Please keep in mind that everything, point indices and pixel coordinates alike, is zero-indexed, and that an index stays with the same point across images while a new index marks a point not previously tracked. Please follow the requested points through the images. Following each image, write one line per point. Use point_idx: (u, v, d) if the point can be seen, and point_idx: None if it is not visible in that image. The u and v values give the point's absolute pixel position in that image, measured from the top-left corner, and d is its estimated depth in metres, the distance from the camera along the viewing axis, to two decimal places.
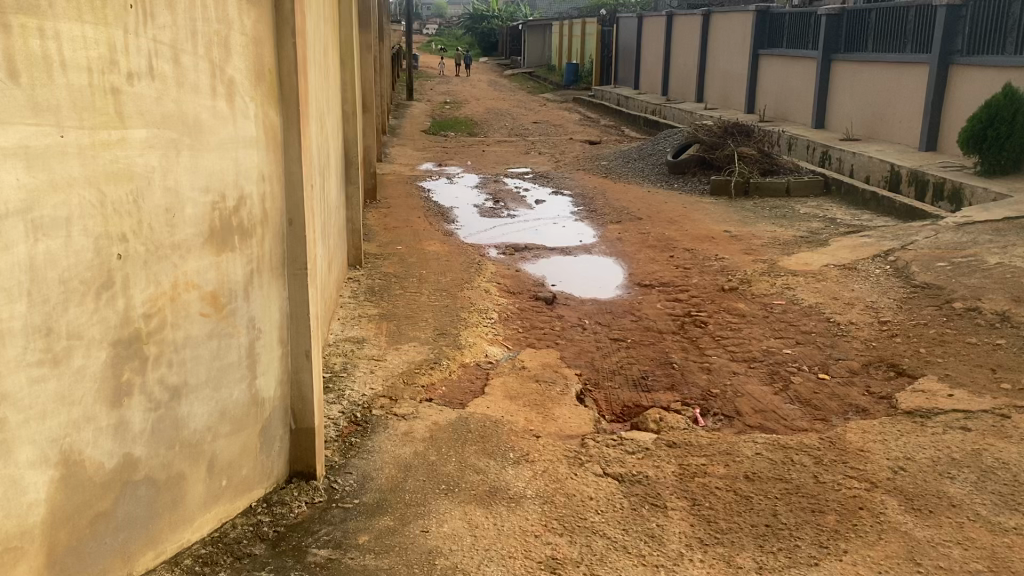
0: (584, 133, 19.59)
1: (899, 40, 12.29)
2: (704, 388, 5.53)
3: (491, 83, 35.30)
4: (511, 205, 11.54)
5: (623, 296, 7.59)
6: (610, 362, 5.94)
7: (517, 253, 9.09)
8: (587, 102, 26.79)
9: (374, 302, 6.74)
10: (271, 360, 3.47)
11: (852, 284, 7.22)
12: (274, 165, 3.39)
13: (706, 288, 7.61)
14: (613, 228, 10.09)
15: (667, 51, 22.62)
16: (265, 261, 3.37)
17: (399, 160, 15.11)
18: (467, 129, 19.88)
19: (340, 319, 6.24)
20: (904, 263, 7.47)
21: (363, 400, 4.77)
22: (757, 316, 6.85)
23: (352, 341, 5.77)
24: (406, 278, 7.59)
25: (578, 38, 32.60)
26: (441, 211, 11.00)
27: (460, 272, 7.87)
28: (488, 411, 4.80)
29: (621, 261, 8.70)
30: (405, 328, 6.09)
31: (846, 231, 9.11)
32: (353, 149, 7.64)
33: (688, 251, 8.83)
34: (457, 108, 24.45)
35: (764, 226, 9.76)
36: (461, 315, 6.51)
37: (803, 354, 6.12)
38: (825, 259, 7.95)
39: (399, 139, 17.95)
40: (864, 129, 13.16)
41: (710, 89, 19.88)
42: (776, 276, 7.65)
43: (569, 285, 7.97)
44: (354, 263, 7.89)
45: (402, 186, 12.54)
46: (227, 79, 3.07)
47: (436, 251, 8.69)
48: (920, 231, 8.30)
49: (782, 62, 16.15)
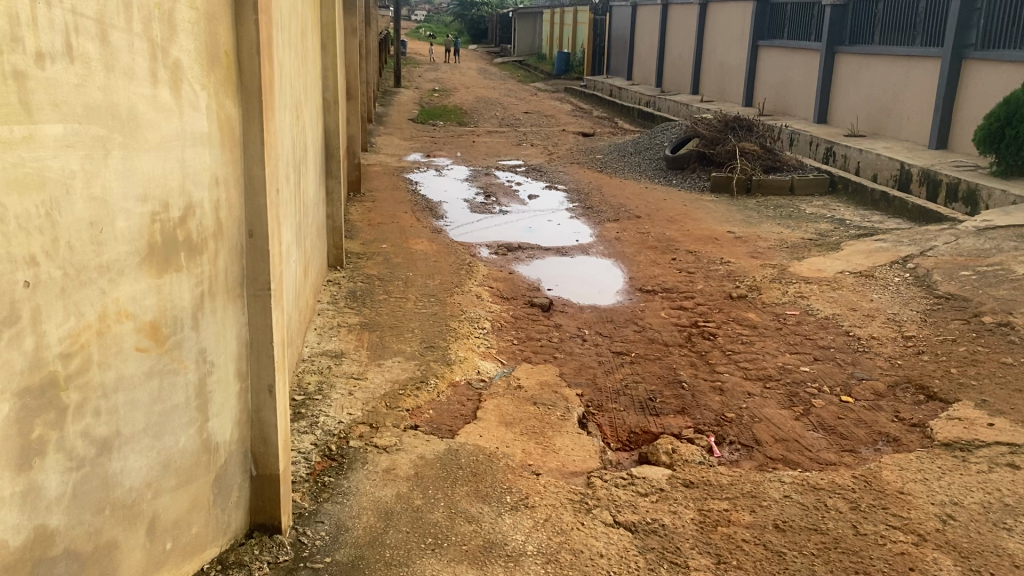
0: (577, 124, 19.00)
1: (908, 33, 11.79)
2: (717, 412, 5.02)
3: (479, 71, 34.58)
4: (503, 200, 10.99)
5: (624, 303, 7.07)
6: (613, 380, 5.42)
7: (510, 253, 8.54)
8: (578, 93, 26.19)
9: (354, 309, 6.20)
10: (227, 397, 2.94)
11: (870, 294, 6.73)
12: (232, 167, 2.84)
13: (713, 295, 7.09)
14: (610, 227, 9.56)
15: (661, 41, 22.06)
16: (220, 281, 2.83)
17: (386, 150, 14.51)
18: (457, 118, 19.25)
19: (316, 329, 5.68)
20: (925, 271, 6.98)
21: (339, 429, 4.23)
22: (769, 327, 6.35)
23: (327, 355, 5.23)
24: (391, 281, 7.04)
25: (569, 26, 31.98)
26: (429, 206, 10.43)
27: (449, 275, 7.33)
28: (481, 442, 4.27)
29: (621, 263, 8.18)
30: (388, 340, 5.55)
31: (858, 234, 8.62)
32: (334, 142, 7.07)
33: (691, 254, 8.31)
34: (447, 96, 23.82)
35: (770, 227, 9.25)
36: (449, 325, 5.97)
37: (822, 372, 5.61)
38: (839, 265, 7.46)
39: (385, 128, 17.32)
40: (869, 125, 12.68)
41: (707, 81, 19.34)
42: (788, 283, 7.15)
43: (565, 290, 7.44)
44: (335, 263, 7.33)
45: (388, 178, 11.97)
46: (171, 62, 2.50)
47: (424, 251, 8.13)
48: (939, 235, 7.81)
49: (782, 54, 15.63)
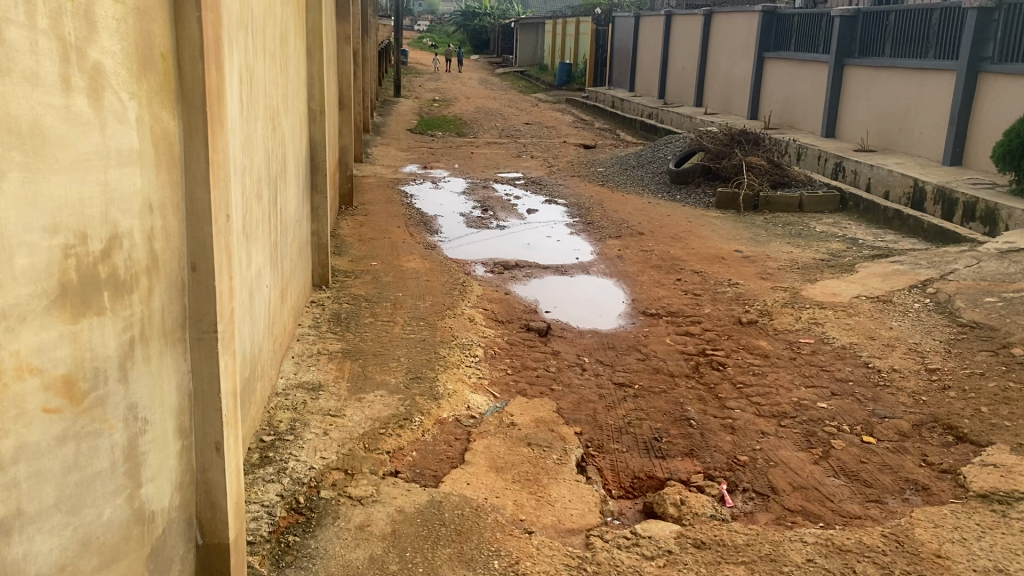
0: (578, 135, 18.63)
1: (920, 45, 11.41)
2: (729, 454, 4.61)
3: (481, 81, 34.25)
4: (500, 214, 10.57)
5: (627, 327, 6.64)
6: (615, 417, 4.98)
7: (506, 271, 8.12)
8: (579, 104, 25.83)
9: (337, 334, 5.77)
10: (165, 457, 2.52)
11: (889, 321, 6.30)
12: (169, 190, 2.42)
13: (721, 319, 6.66)
14: (612, 244, 9.15)
15: (665, 52, 21.69)
16: (155, 323, 2.41)
17: (382, 162, 14.13)
18: (455, 129, 18.87)
19: (293, 358, 5.25)
20: (946, 297, 6.56)
21: (309, 477, 3.80)
22: (782, 357, 5.92)
23: (302, 389, 4.79)
24: (378, 303, 6.62)
25: (571, 36, 31.67)
26: (424, 220, 10.02)
27: (441, 296, 6.91)
28: (469, 491, 3.84)
29: (623, 283, 7.76)
30: (371, 370, 5.11)
31: (872, 255, 8.20)
32: (320, 154, 6.65)
33: (697, 274, 7.89)
34: (446, 106, 23.48)
35: (780, 246, 8.84)
36: (438, 353, 5.53)
37: (841, 409, 5.19)
38: (855, 288, 7.03)
39: (382, 138, 16.95)
40: (880, 140, 12.28)
41: (711, 93, 18.97)
42: (800, 308, 6.72)
43: (564, 313, 7.00)
44: (319, 282, 6.91)
45: (382, 190, 11.56)
46: (88, 65, 2.06)
47: (415, 269, 7.72)
48: (959, 257, 7.38)
49: (789, 65, 15.26)
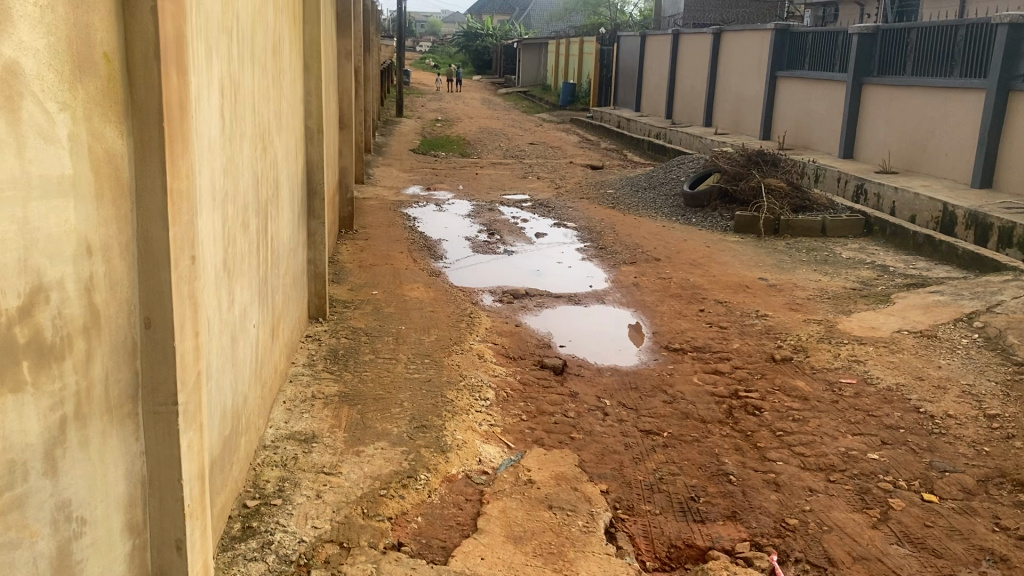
0: (585, 156, 18.18)
1: (945, 63, 10.95)
2: (777, 517, 4.08)
3: (483, 101, 33.92)
4: (507, 238, 10.07)
5: (649, 364, 6.12)
6: (645, 471, 4.46)
7: (516, 300, 7.60)
8: (584, 124, 25.43)
9: (334, 375, 5.24)
10: (108, 564, 1.99)
11: (938, 359, 5.77)
12: (114, 227, 1.91)
13: (752, 357, 6.15)
14: (627, 270, 8.64)
15: (672, 71, 21.29)
16: (96, 398, 1.89)
17: (383, 183, 13.66)
18: (459, 149, 18.43)
19: (284, 403, 4.72)
20: (997, 331, 6.03)
21: (297, 553, 3.27)
22: (823, 401, 5.40)
23: (293, 441, 4.27)
24: (380, 337, 6.11)
25: (575, 56, 31.39)
26: (428, 244, 9.52)
27: (447, 329, 6.39)
28: (485, 569, 3.31)
29: (642, 315, 7.24)
30: (371, 418, 4.59)
31: (907, 284, 7.70)
32: (317, 177, 6.13)
33: (721, 305, 7.38)
34: (449, 126, 23.07)
35: (807, 275, 8.33)
36: (445, 396, 5.00)
37: (895, 461, 4.65)
38: (894, 322, 6.50)
39: (385, 159, 16.49)
40: (902, 161, 11.80)
41: (721, 113, 18.54)
42: (837, 343, 6.20)
43: (580, 347, 6.47)
44: (315, 314, 6.40)
45: (384, 213, 11.08)
46: (1, 62, 1.51)
47: (419, 298, 7.20)
48: (1004, 287, 6.86)
49: (803, 85, 14.83)
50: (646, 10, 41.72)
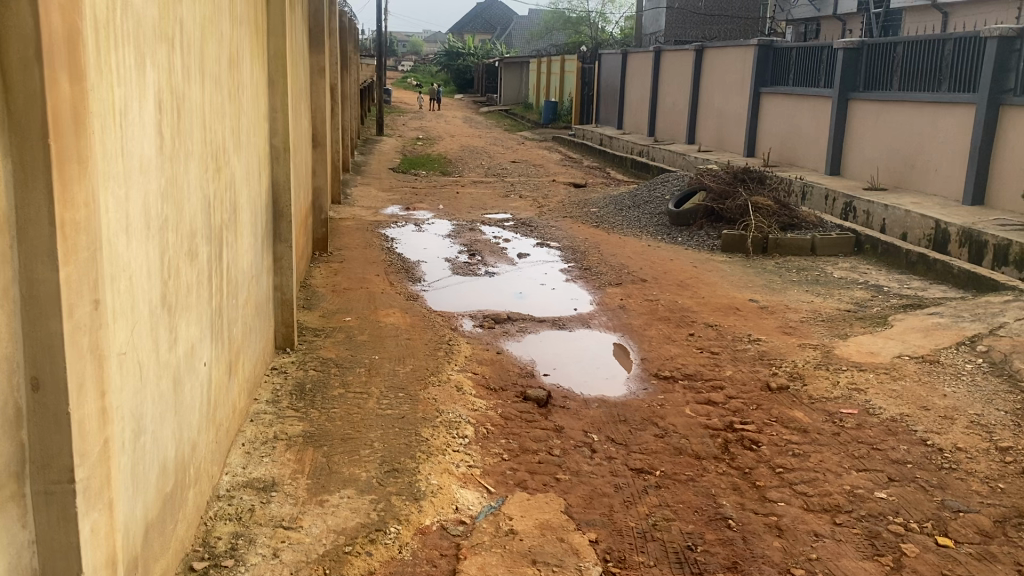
0: (567, 174, 17.89)
1: (933, 78, 10.77)
2: (781, 567, 3.73)
3: (464, 120, 33.63)
4: (489, 259, 9.72)
5: (638, 394, 5.78)
6: (636, 516, 4.12)
7: (498, 325, 7.24)
8: (566, 141, 25.18)
9: (300, 412, 4.87)
10: None
11: (942, 387, 5.46)
12: None
13: (746, 385, 5.82)
14: (613, 292, 8.31)
15: (654, 89, 21.12)
16: None
17: (361, 203, 13.27)
18: (440, 168, 18.08)
19: (244, 446, 4.35)
20: (1002, 356, 5.74)
21: None
22: (823, 433, 5.07)
23: (250, 490, 3.91)
24: (351, 367, 5.74)
25: (556, 75, 31.24)
26: (405, 266, 9.16)
27: (423, 358, 6.03)
28: None
29: (629, 340, 6.90)
30: (338, 461, 4.24)
31: (903, 306, 7.42)
32: (284, 199, 5.78)
33: (711, 329, 7.06)
34: (430, 145, 22.76)
35: (798, 296, 8.04)
36: (419, 435, 4.63)
37: (904, 501, 4.31)
38: (893, 346, 6.19)
39: (363, 178, 16.12)
40: (891, 178, 11.58)
41: (704, 130, 18.35)
42: (835, 370, 5.89)
43: (565, 376, 6.11)
44: (283, 345, 6.04)
45: (360, 234, 10.71)
46: None
47: (395, 324, 6.84)
48: (1005, 308, 6.58)
49: (788, 101, 14.63)
50: (627, 29, 41.74)
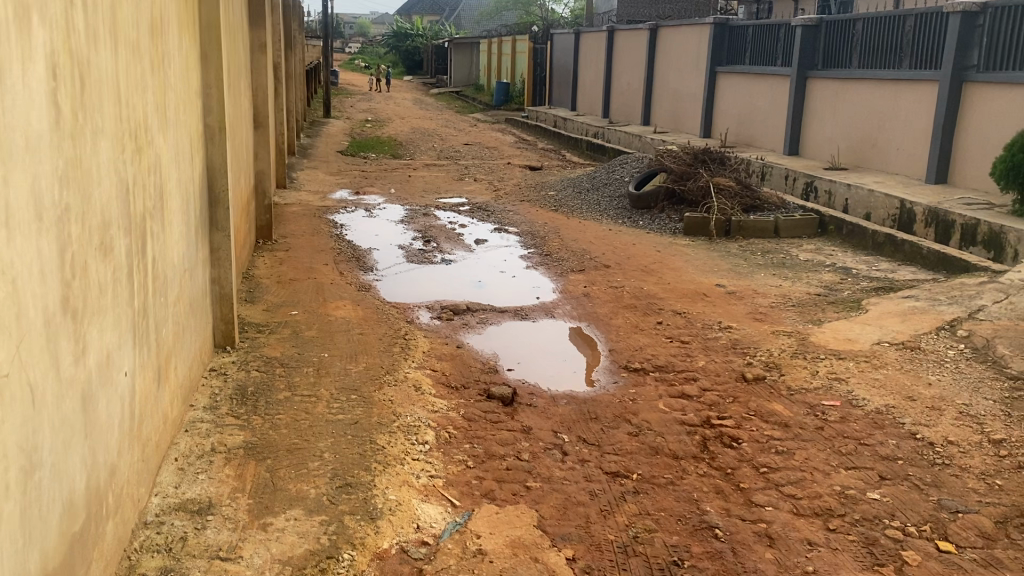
0: (522, 156, 17.47)
1: (893, 55, 10.58)
2: None
3: (414, 102, 32.93)
4: (444, 245, 9.28)
5: (608, 388, 5.42)
6: (615, 528, 3.76)
7: (456, 316, 6.81)
8: (519, 123, 24.72)
9: (241, 420, 4.41)
10: None
11: (926, 375, 5.20)
12: None
13: (721, 376, 5.50)
14: (575, 279, 7.94)
15: (607, 69, 20.76)
16: None
17: (308, 187, 12.70)
18: (390, 150, 17.51)
19: (177, 461, 3.88)
20: (984, 341, 5.51)
21: None
22: (807, 427, 4.77)
23: (183, 513, 3.45)
24: (299, 366, 5.29)
25: (507, 56, 30.71)
26: (356, 254, 8.67)
27: (377, 354, 5.60)
28: None
29: (595, 329, 6.53)
30: (284, 477, 3.80)
31: (875, 289, 7.18)
32: (220, 183, 5.26)
33: (680, 316, 6.73)
34: (380, 127, 22.13)
35: (766, 280, 7.77)
36: (374, 443, 4.21)
37: (899, 502, 4.02)
38: (872, 332, 5.93)
39: (310, 161, 15.48)
40: (852, 157, 11.40)
41: (659, 110, 18.07)
42: (813, 359, 5.60)
43: (530, 370, 5.73)
44: (223, 342, 5.55)
45: (308, 220, 10.18)
46: None
47: (346, 317, 6.39)
48: (981, 290, 6.37)
49: (745, 79, 14.39)
50: (578, 10, 41.35)
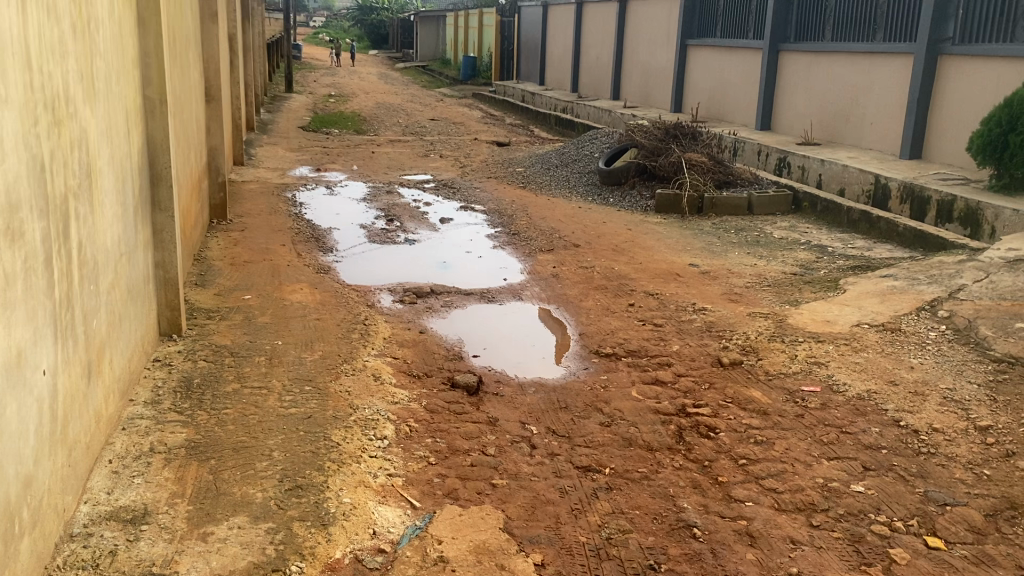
0: (490, 132, 17.10)
1: (867, 27, 10.37)
2: None
3: (380, 76, 32.29)
4: (408, 224, 8.95)
5: (579, 375, 5.17)
6: (587, 528, 3.51)
7: (420, 300, 6.51)
8: (486, 99, 24.30)
9: (184, 416, 4.09)
10: None
11: (909, 358, 5.01)
12: None
13: (696, 361, 5.27)
14: (544, 259, 7.66)
15: (576, 42, 20.40)
16: None
17: (266, 164, 12.27)
18: (354, 126, 17.05)
19: (110, 463, 3.56)
20: (966, 322, 5.34)
21: None
22: (786, 415, 4.55)
23: (114, 523, 3.14)
24: (250, 355, 4.97)
25: (475, 29, 30.17)
26: (316, 234, 8.32)
27: (335, 341, 5.29)
28: None
29: (564, 313, 6.27)
30: (228, 479, 3.51)
31: (851, 268, 7.00)
32: (162, 159, 4.88)
33: (652, 298, 6.49)
34: (344, 102, 21.58)
35: (740, 259, 7.55)
36: (329, 440, 3.92)
37: (884, 495, 3.83)
38: (851, 314, 5.73)
39: (270, 137, 15.00)
40: (825, 132, 11.22)
41: (629, 85, 17.77)
42: (791, 342, 5.39)
43: (497, 357, 5.46)
44: (169, 330, 5.21)
45: (266, 199, 9.78)
46: None
47: (302, 302, 6.06)
48: (961, 268, 6.20)
49: (716, 53, 14.14)
50: None
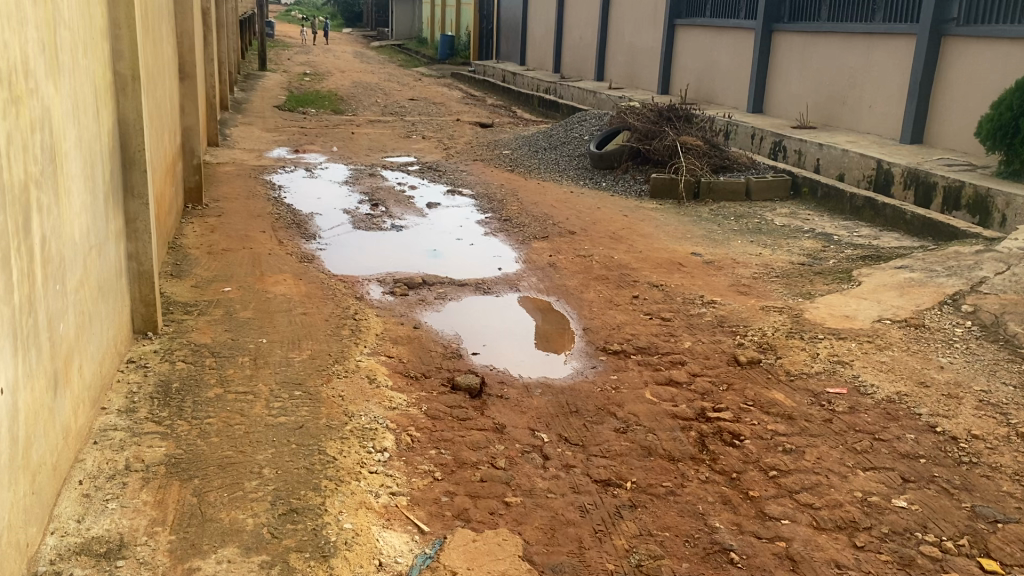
0: (472, 113, 16.66)
1: (867, 8, 10.07)
2: None
3: (355, 54, 31.57)
4: (394, 209, 8.55)
5: (587, 375, 4.84)
6: (614, 554, 3.19)
7: (411, 292, 6.12)
8: (466, 78, 23.80)
9: (163, 427, 3.70)
10: None
11: (937, 357, 4.73)
12: None
13: (711, 359, 4.95)
14: (539, 247, 7.30)
15: (558, 21, 19.95)
16: None
17: (242, 145, 11.76)
18: (332, 105, 16.49)
19: (81, 485, 3.17)
20: (993, 317, 5.07)
21: None
22: (813, 420, 4.25)
23: (86, 559, 2.76)
24: (233, 355, 4.58)
25: (452, 8, 29.60)
26: (298, 220, 7.89)
27: (324, 339, 4.91)
28: None
29: (565, 306, 5.91)
30: (215, 502, 3.14)
31: (861, 258, 6.72)
32: (136, 141, 4.45)
33: (657, 289, 6.16)
34: (320, 81, 20.98)
35: (744, 248, 7.25)
36: (324, 454, 3.55)
37: (930, 510, 3.53)
38: (870, 308, 5.44)
39: (245, 117, 14.45)
40: (820, 115, 10.93)
41: (613, 65, 17.40)
42: (810, 338, 5.08)
43: (497, 355, 5.11)
44: (144, 328, 4.79)
45: (243, 182, 9.32)
46: None
47: (287, 295, 5.66)
48: (980, 258, 5.93)
49: (706, 33, 13.80)
50: None
